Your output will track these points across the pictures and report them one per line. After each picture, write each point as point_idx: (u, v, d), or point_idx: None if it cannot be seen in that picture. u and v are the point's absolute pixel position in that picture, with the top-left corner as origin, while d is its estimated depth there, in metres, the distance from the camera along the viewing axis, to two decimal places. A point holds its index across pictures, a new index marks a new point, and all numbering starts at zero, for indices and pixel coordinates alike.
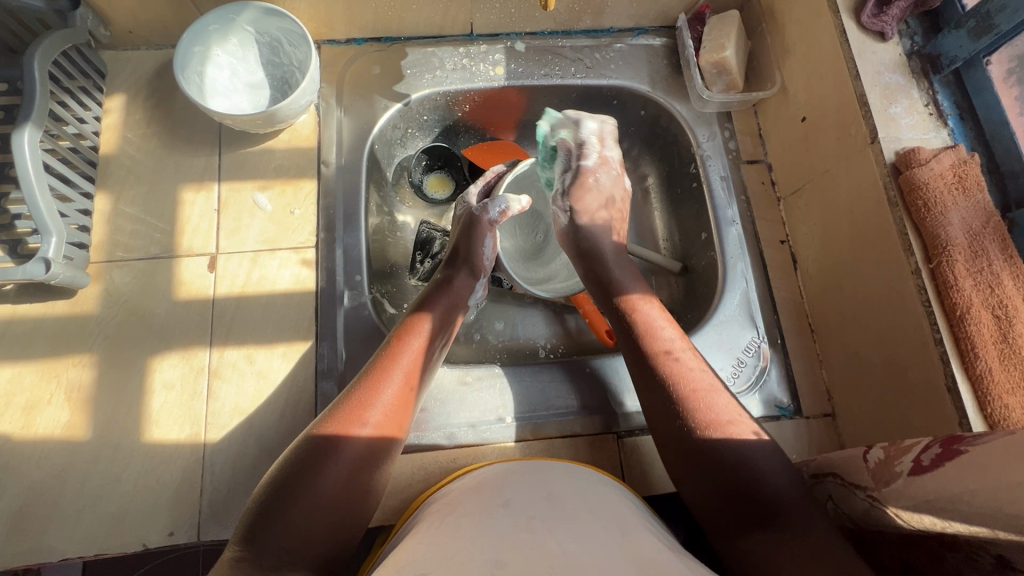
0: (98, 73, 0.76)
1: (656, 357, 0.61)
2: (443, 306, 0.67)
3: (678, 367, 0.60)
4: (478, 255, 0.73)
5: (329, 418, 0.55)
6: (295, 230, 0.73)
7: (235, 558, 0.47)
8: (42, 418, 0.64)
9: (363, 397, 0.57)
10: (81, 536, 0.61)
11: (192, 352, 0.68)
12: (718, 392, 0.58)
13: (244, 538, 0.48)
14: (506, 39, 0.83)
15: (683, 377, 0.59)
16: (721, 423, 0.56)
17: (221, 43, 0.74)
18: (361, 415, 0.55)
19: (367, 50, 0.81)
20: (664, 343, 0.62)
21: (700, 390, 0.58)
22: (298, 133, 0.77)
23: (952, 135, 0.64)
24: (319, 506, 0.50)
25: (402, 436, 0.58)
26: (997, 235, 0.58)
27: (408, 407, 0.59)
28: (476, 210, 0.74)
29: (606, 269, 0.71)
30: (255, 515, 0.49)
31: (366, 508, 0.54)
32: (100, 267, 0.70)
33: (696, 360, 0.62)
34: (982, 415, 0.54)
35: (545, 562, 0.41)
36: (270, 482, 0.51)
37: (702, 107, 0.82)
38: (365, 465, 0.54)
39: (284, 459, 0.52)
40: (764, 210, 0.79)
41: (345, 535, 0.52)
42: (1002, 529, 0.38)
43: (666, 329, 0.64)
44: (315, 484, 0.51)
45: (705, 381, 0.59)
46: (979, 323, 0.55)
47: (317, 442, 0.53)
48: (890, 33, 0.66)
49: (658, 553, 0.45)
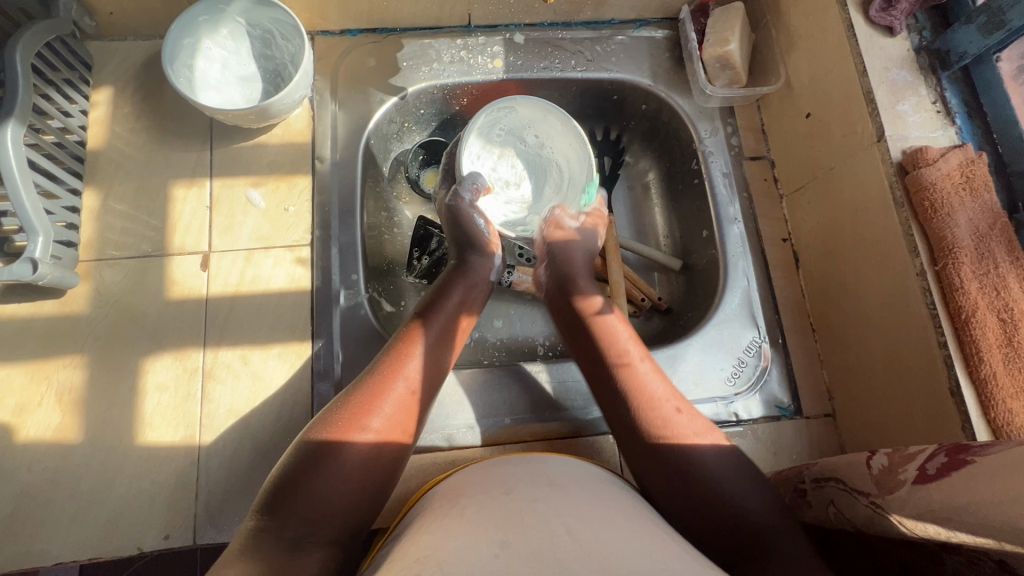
0: (85, 65, 0.73)
1: (620, 364, 0.62)
2: (461, 289, 0.68)
3: (639, 376, 0.61)
4: (477, 235, 0.71)
5: (351, 393, 0.56)
6: (289, 228, 0.72)
7: (257, 527, 0.46)
8: (32, 420, 0.63)
9: (388, 371, 0.57)
10: (74, 541, 0.60)
11: (186, 353, 0.67)
12: (682, 403, 0.59)
13: (267, 508, 0.47)
14: (505, 31, 0.81)
15: (641, 390, 0.59)
16: (680, 432, 0.56)
17: (212, 35, 0.72)
18: (388, 386, 0.56)
19: (362, 41, 0.79)
20: (624, 350, 0.63)
21: (660, 403, 0.58)
22: (292, 127, 0.75)
23: (960, 133, 0.62)
24: (343, 478, 0.50)
25: (422, 417, 0.58)
26: (1004, 237, 0.57)
27: (432, 385, 0.60)
28: (451, 198, 0.72)
29: (574, 275, 0.72)
30: (278, 484, 0.49)
31: (387, 485, 0.54)
32: (90, 266, 0.69)
33: (659, 372, 0.62)
34: (985, 421, 0.54)
35: (548, 544, 0.41)
36: (297, 449, 0.51)
37: (704, 102, 0.80)
38: (387, 438, 0.54)
39: (309, 429, 0.53)
40: (765, 207, 0.78)
41: (365, 510, 0.52)
42: (1009, 541, 0.37)
43: (624, 336, 0.65)
44: (341, 454, 0.51)
45: (666, 393, 0.59)
46: (984, 326, 0.54)
47: (346, 411, 0.54)
48: (899, 28, 0.64)
49: (658, 540, 0.44)
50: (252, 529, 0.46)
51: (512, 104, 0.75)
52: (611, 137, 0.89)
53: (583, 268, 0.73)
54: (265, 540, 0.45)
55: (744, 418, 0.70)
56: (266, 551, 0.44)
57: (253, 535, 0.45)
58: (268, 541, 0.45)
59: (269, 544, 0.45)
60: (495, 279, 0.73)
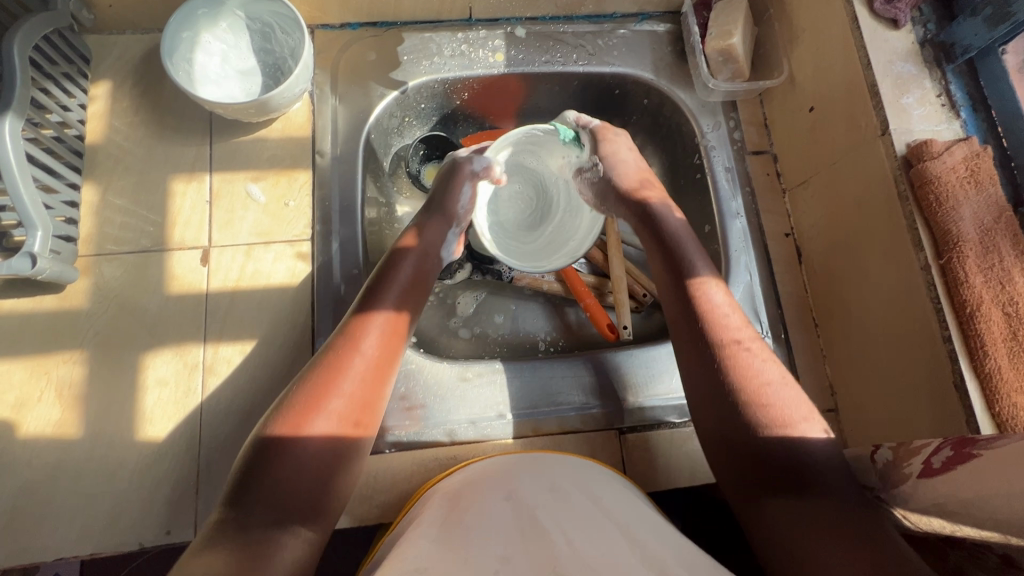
0: (83, 59, 0.73)
1: (725, 346, 0.56)
2: (418, 260, 0.67)
3: (747, 360, 0.55)
4: (450, 203, 0.71)
5: (305, 378, 0.54)
6: (290, 223, 0.71)
7: (221, 520, 0.46)
8: (32, 416, 0.63)
9: (343, 350, 0.56)
10: (75, 537, 0.60)
11: (186, 349, 0.66)
12: (791, 389, 0.54)
13: (230, 500, 0.47)
14: (506, 25, 0.81)
15: (748, 376, 0.54)
16: (791, 421, 0.51)
17: (211, 28, 0.72)
18: (342, 369, 0.55)
19: (362, 35, 0.79)
20: (733, 331, 0.57)
21: (767, 390, 0.53)
22: (292, 121, 0.75)
23: (965, 126, 0.62)
24: (302, 465, 0.50)
25: (382, 396, 0.57)
26: (1009, 231, 0.56)
27: (391, 361, 0.59)
28: (461, 158, 0.73)
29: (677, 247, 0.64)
30: (239, 475, 0.49)
31: (353, 468, 0.54)
32: (89, 261, 0.68)
33: (768, 356, 0.56)
34: (990, 415, 0.53)
35: (549, 560, 0.41)
36: (255, 441, 0.51)
37: (707, 96, 0.80)
38: (345, 422, 0.53)
39: (267, 419, 0.52)
40: (768, 201, 0.78)
41: (333, 492, 0.51)
42: (1016, 535, 0.37)
43: (730, 317, 0.59)
44: (298, 441, 0.50)
45: (777, 376, 0.54)
46: (989, 321, 0.54)
47: (300, 399, 0.53)
48: (903, 20, 0.64)
49: (660, 546, 0.44)
50: (216, 522, 0.46)
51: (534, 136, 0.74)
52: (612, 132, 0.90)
53: (688, 240, 0.65)
54: (228, 530, 0.45)
55: None
56: (230, 540, 0.44)
57: (217, 528, 0.45)
58: (231, 534, 0.44)
59: (233, 533, 0.45)
60: (443, 258, 0.71)
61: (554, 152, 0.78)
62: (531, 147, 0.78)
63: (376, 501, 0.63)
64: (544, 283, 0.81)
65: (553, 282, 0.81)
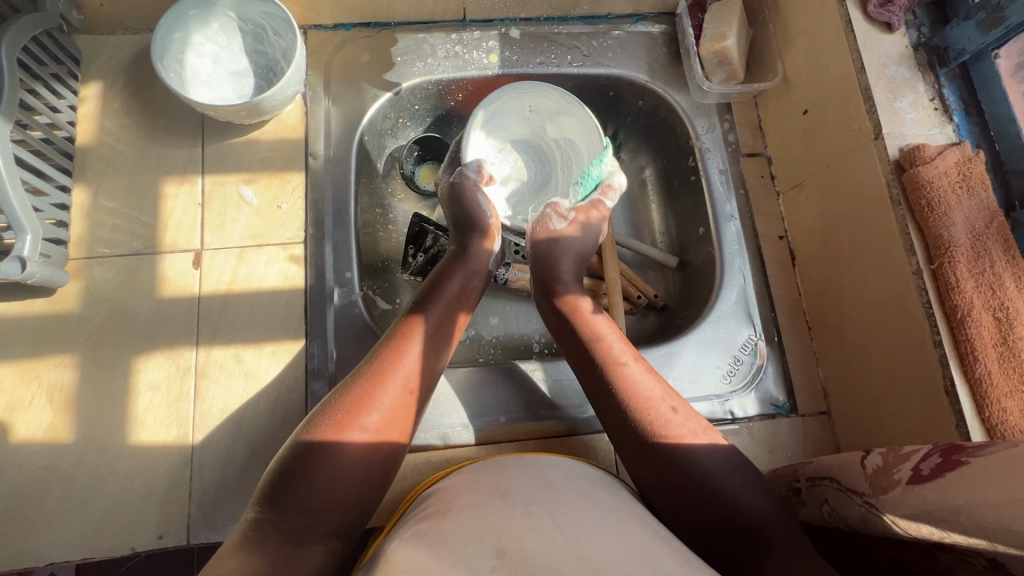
0: (73, 59, 0.72)
1: (608, 366, 0.59)
2: (460, 277, 0.67)
3: (629, 378, 0.58)
4: (478, 215, 0.70)
5: (350, 384, 0.55)
6: (282, 225, 0.71)
7: (256, 520, 0.46)
8: (24, 420, 0.63)
9: (388, 360, 0.57)
10: (67, 541, 0.60)
11: (178, 352, 0.66)
12: (670, 400, 0.57)
13: (267, 499, 0.48)
14: (500, 25, 0.81)
15: (637, 395, 0.56)
16: (679, 434, 0.54)
17: (202, 29, 0.71)
18: (387, 379, 0.55)
19: (355, 35, 0.78)
20: (611, 350, 0.60)
21: (657, 406, 0.56)
22: (285, 122, 0.74)
23: (958, 130, 0.62)
24: (342, 471, 0.50)
25: (420, 410, 0.58)
26: (1000, 236, 0.57)
27: (430, 376, 0.59)
28: (455, 178, 0.72)
29: (559, 272, 0.69)
30: (278, 474, 0.49)
31: (387, 480, 0.53)
32: (80, 264, 0.68)
33: (650, 373, 0.59)
34: (980, 420, 0.54)
35: (545, 552, 0.41)
36: (295, 443, 0.51)
37: (701, 98, 0.80)
38: (384, 433, 0.53)
39: (307, 423, 0.52)
40: (762, 205, 0.78)
41: (367, 501, 0.51)
42: (1002, 542, 0.37)
43: (610, 336, 0.62)
44: (340, 447, 0.50)
45: (660, 394, 0.57)
46: (979, 325, 0.54)
47: (345, 405, 0.53)
48: (896, 24, 0.64)
49: (653, 543, 0.44)
50: (252, 521, 0.46)
51: (517, 95, 0.75)
52: (608, 133, 0.89)
53: (570, 265, 0.70)
54: (265, 532, 0.45)
55: (739, 416, 0.70)
56: (269, 541, 0.44)
57: (253, 528, 0.45)
58: (267, 535, 0.45)
59: (270, 535, 0.45)
60: (490, 270, 0.71)
61: (517, 111, 0.78)
62: (496, 118, 0.77)
63: None
64: None
65: None
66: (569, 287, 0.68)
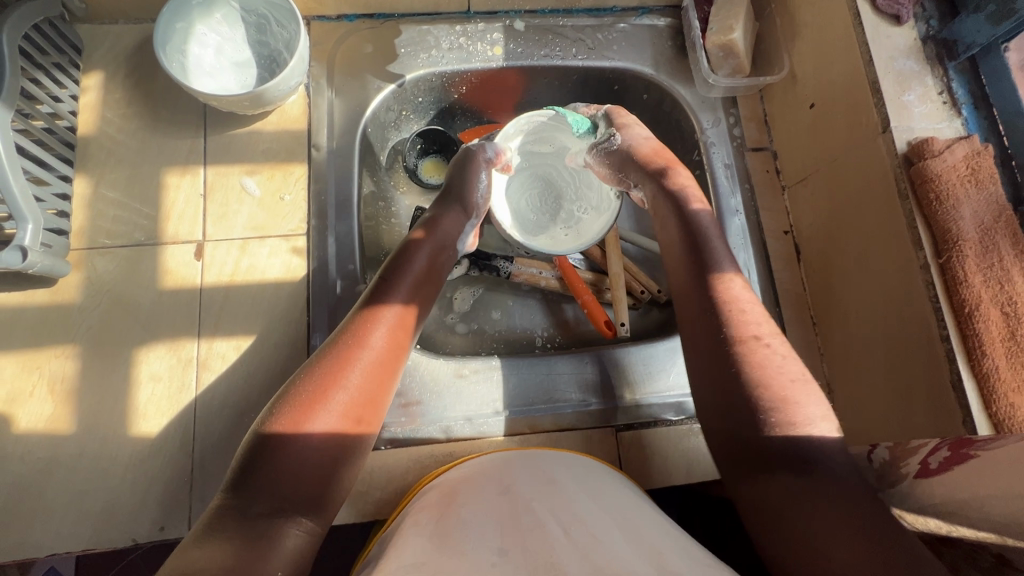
0: (75, 49, 0.72)
1: (744, 338, 0.54)
2: (431, 251, 0.65)
3: (765, 358, 0.53)
4: (469, 194, 0.71)
5: (312, 365, 0.53)
6: (285, 217, 0.71)
7: (222, 508, 0.45)
8: (24, 411, 0.62)
9: (354, 337, 0.55)
10: (68, 533, 0.59)
11: (180, 344, 0.66)
12: (805, 382, 0.52)
13: (234, 487, 0.46)
14: (505, 17, 0.80)
15: (767, 370, 0.52)
16: (803, 419, 0.49)
17: (206, 19, 0.71)
18: (353, 357, 0.54)
19: (358, 27, 0.78)
20: (751, 326, 0.55)
21: (784, 388, 0.51)
22: (287, 113, 0.74)
23: (966, 124, 0.62)
24: (309, 454, 0.49)
25: (390, 388, 0.56)
26: (1008, 229, 0.56)
27: (400, 352, 0.57)
28: (473, 147, 0.73)
29: (703, 238, 0.61)
30: (243, 461, 0.47)
31: (358, 459, 0.52)
32: (81, 254, 0.68)
33: (789, 353, 0.54)
34: (987, 416, 0.53)
35: (548, 550, 0.41)
36: (262, 426, 0.49)
37: (707, 91, 0.79)
38: (351, 412, 0.52)
39: (273, 406, 0.51)
40: (767, 199, 0.78)
41: (339, 483, 0.50)
42: (1012, 537, 0.37)
43: (752, 312, 0.56)
44: (305, 429, 0.49)
45: (794, 375, 0.52)
46: (987, 320, 0.53)
47: (309, 385, 0.51)
48: (905, 16, 0.63)
49: (659, 538, 0.44)
50: (219, 510, 0.45)
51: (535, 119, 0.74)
52: None
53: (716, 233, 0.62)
54: (230, 521, 0.44)
55: None
56: (236, 530, 0.43)
57: (219, 517, 0.44)
58: (234, 522, 0.44)
59: (236, 521, 0.44)
60: (458, 249, 0.71)
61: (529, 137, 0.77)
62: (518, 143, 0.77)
63: (371, 499, 0.63)
64: (541, 279, 0.81)
65: (550, 279, 0.81)
66: (722, 254, 0.60)
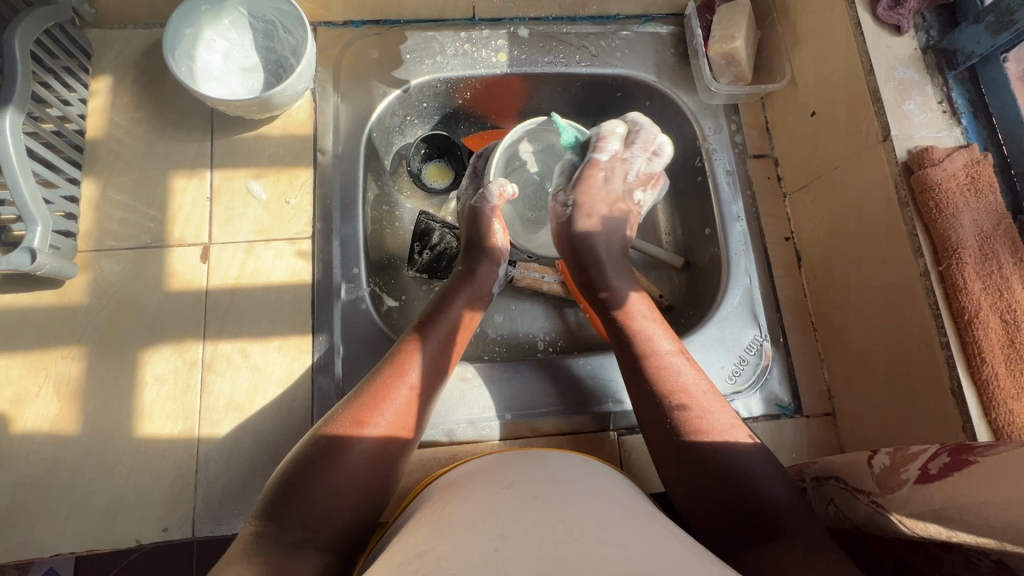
0: (84, 53, 0.73)
1: (651, 354, 0.61)
2: (466, 297, 0.68)
3: (668, 368, 0.60)
4: (489, 240, 0.71)
5: (352, 400, 0.55)
6: (290, 220, 0.71)
7: (255, 534, 0.46)
8: (30, 411, 0.63)
9: (390, 375, 0.57)
10: (73, 533, 0.60)
11: (185, 346, 0.66)
12: (712, 397, 0.58)
13: (266, 514, 0.48)
14: (509, 25, 0.81)
15: (670, 383, 0.59)
16: (711, 427, 0.55)
17: (214, 25, 0.72)
18: (389, 395, 0.56)
19: (364, 32, 0.79)
20: (651, 344, 0.62)
21: (687, 396, 0.58)
22: (294, 118, 0.75)
23: (966, 133, 0.62)
24: (343, 487, 0.50)
25: (420, 426, 0.58)
26: (1007, 238, 0.57)
27: (432, 391, 0.60)
28: (477, 200, 0.72)
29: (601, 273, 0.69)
30: (278, 489, 0.49)
31: (387, 493, 0.54)
32: (89, 256, 0.68)
33: (692, 367, 0.61)
34: (986, 422, 0.54)
35: (552, 540, 0.40)
36: (298, 456, 0.51)
37: (709, 99, 0.80)
38: (384, 448, 0.53)
39: (310, 436, 0.53)
40: (768, 206, 0.78)
41: (366, 517, 0.52)
42: (1012, 542, 0.37)
43: (655, 332, 0.64)
44: (342, 462, 0.51)
45: (698, 386, 0.59)
46: (986, 327, 0.54)
47: (345, 418, 0.53)
48: (906, 26, 0.64)
49: (663, 538, 0.43)
50: (252, 535, 0.46)
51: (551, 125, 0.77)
52: None
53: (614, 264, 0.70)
54: (263, 547, 0.45)
55: (744, 416, 0.70)
56: (267, 556, 0.44)
57: (252, 541, 0.45)
58: (266, 549, 0.45)
59: (268, 548, 0.45)
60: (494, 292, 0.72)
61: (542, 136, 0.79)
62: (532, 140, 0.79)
63: None
64: (544, 284, 0.81)
65: (553, 283, 0.81)
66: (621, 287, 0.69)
